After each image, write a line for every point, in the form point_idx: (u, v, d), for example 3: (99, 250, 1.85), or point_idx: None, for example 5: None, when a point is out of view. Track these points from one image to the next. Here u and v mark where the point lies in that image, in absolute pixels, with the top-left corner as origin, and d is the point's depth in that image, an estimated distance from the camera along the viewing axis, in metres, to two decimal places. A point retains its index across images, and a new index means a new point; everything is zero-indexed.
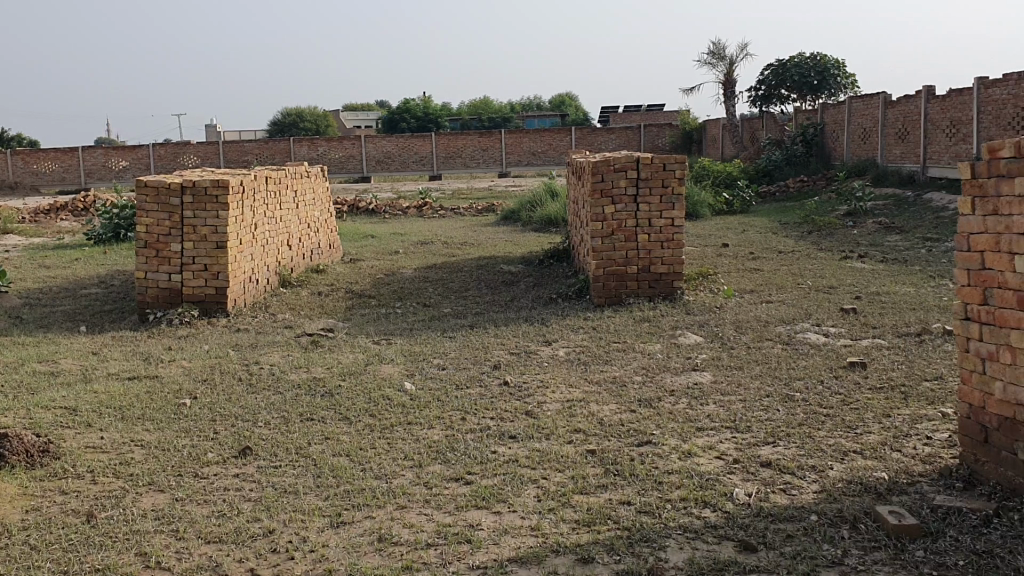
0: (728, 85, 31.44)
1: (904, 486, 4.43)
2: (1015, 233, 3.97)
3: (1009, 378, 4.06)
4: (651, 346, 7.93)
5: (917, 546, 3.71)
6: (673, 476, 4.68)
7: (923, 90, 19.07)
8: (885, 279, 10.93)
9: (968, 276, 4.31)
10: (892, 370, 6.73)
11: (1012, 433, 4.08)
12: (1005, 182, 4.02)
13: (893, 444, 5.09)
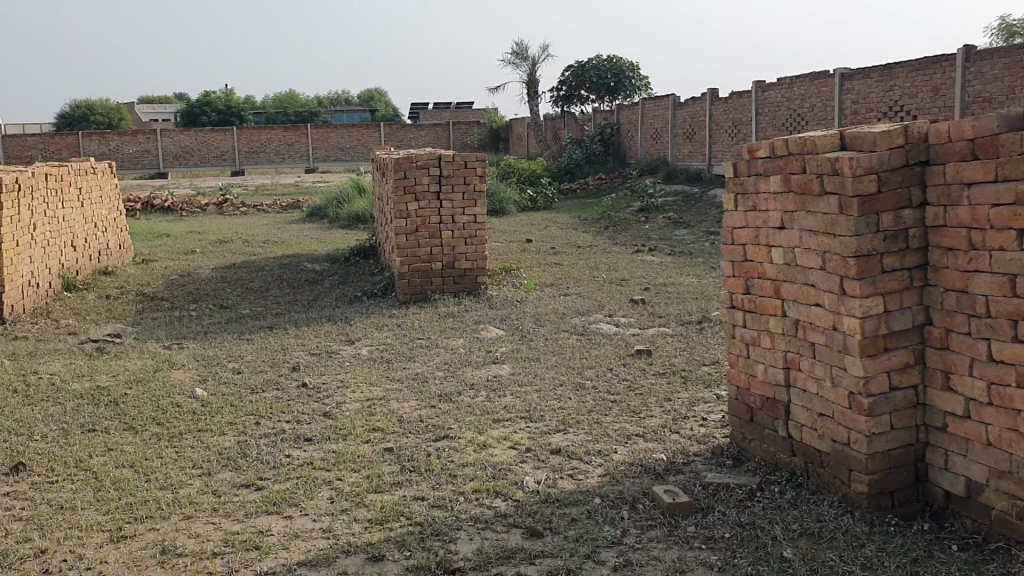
0: (531, 85, 32.19)
1: (680, 466, 4.72)
2: (771, 227, 4.32)
3: (768, 361, 4.44)
4: (453, 341, 8.03)
5: (688, 521, 3.96)
6: (467, 468, 4.77)
7: (708, 92, 20.24)
8: (672, 271, 11.57)
9: (732, 267, 4.67)
10: (675, 357, 7.14)
11: (773, 411, 4.46)
12: (762, 180, 4.36)
13: (672, 427, 5.40)
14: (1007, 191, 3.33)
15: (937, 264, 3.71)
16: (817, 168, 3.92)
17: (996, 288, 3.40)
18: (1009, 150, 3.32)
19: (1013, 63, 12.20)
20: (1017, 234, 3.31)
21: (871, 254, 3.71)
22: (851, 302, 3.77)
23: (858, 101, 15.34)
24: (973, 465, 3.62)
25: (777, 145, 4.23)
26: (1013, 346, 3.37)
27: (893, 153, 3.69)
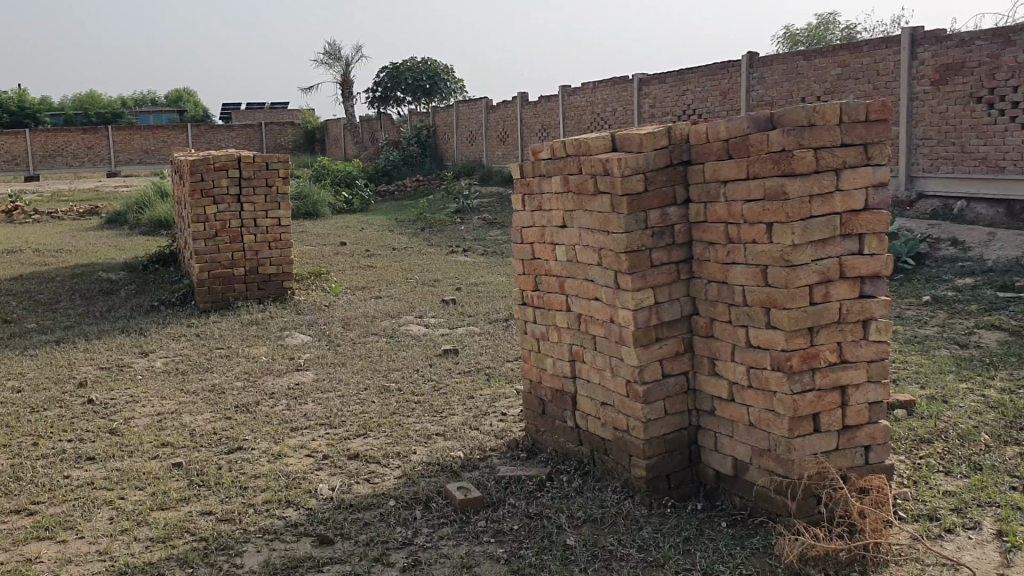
0: (345, 86, 31.77)
1: (476, 462, 4.78)
2: (554, 226, 4.45)
3: (556, 355, 4.57)
4: (256, 349, 7.81)
5: (479, 517, 4.03)
6: (259, 480, 4.64)
7: (518, 96, 20.64)
8: (483, 271, 11.72)
9: (521, 265, 4.78)
10: (481, 355, 7.23)
11: (562, 403, 4.60)
12: (544, 181, 4.48)
13: (472, 424, 5.47)
14: (756, 188, 3.56)
15: (701, 258, 3.93)
16: (591, 168, 4.07)
17: (751, 278, 3.64)
18: (758, 149, 3.55)
19: (790, 68, 13.23)
20: (766, 227, 3.54)
21: (640, 250, 3.89)
22: (625, 295, 3.94)
23: (656, 105, 16.11)
24: (738, 445, 3.86)
25: (556, 146, 4.36)
26: (766, 331, 3.60)
27: (658, 154, 3.88)
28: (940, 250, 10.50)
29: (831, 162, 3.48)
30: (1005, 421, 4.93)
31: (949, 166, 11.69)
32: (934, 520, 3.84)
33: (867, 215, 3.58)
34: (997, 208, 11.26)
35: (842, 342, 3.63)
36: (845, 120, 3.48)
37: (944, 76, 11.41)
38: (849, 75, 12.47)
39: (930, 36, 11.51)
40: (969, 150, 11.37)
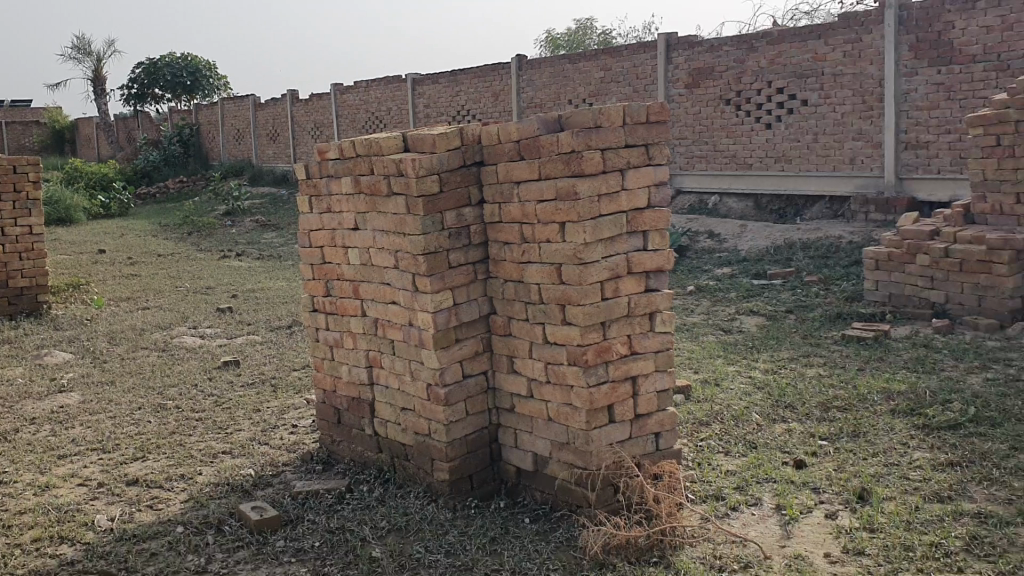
0: (97, 82, 29.66)
1: (269, 478, 4.57)
2: (345, 229, 4.33)
3: (351, 361, 4.46)
4: (8, 372, 7.07)
5: (277, 536, 3.85)
6: (24, 516, 4.20)
7: (287, 93, 20.07)
8: (260, 275, 11.29)
9: (310, 270, 4.62)
10: (264, 365, 6.95)
11: (359, 410, 4.50)
12: (333, 182, 4.35)
13: (261, 438, 5.23)
14: (548, 188, 3.62)
15: (496, 257, 3.95)
16: (383, 169, 3.99)
17: (546, 276, 3.69)
18: (549, 150, 3.61)
19: (557, 71, 13.72)
20: (559, 226, 3.60)
21: (437, 252, 3.85)
22: (422, 298, 3.89)
23: (430, 105, 16.18)
24: (538, 441, 3.92)
25: (345, 147, 4.24)
26: (563, 328, 3.67)
27: (450, 154, 3.87)
28: (700, 242, 11.20)
29: (617, 162, 3.60)
30: (772, 400, 5.31)
31: (704, 164, 12.50)
32: (720, 499, 4.07)
33: (651, 212, 3.73)
34: (746, 203, 12.18)
35: (632, 336, 3.76)
36: (628, 122, 3.61)
37: (697, 80, 12.19)
38: (612, 78, 13.04)
39: (683, 42, 12.24)
40: (721, 149, 12.21)
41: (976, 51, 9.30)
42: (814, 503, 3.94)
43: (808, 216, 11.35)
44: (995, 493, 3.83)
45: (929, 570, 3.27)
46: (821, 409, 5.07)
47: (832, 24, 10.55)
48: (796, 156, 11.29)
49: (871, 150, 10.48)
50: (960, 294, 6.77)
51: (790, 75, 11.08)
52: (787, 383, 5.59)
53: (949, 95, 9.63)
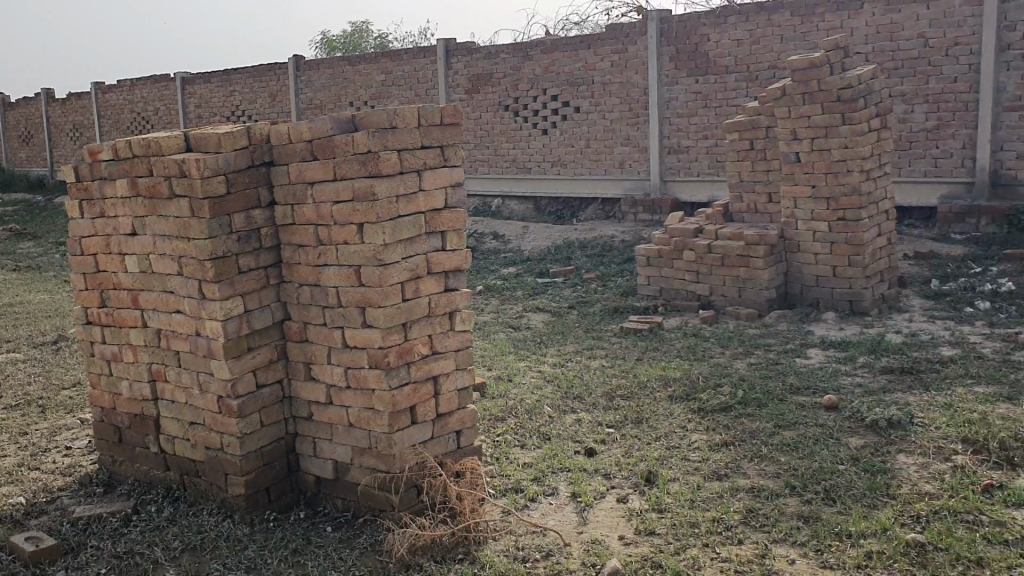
0: None
1: (43, 505, 4.22)
2: (122, 235, 4.08)
3: (133, 376, 4.21)
4: None
5: (57, 567, 3.57)
6: None
7: (41, 92, 18.61)
8: (18, 288, 10.40)
9: (83, 280, 4.31)
10: (28, 384, 6.41)
11: (142, 427, 4.25)
12: (107, 185, 4.09)
13: (30, 463, 4.82)
14: (344, 189, 3.57)
15: (289, 261, 3.86)
16: (164, 170, 3.79)
17: (343, 279, 3.64)
18: (343, 150, 3.57)
19: (337, 72, 13.57)
20: (357, 228, 3.57)
21: (226, 256, 3.71)
22: (212, 305, 3.74)
23: (202, 106, 15.52)
24: (338, 447, 3.86)
25: (119, 146, 3.99)
26: (362, 331, 3.63)
27: (238, 155, 3.73)
28: (485, 243, 11.40)
29: (412, 162, 3.61)
30: (561, 392, 5.49)
31: (486, 167, 12.76)
32: (518, 492, 4.16)
33: (447, 213, 3.77)
34: (527, 205, 12.53)
35: (433, 335, 3.78)
36: (422, 122, 3.64)
37: (476, 84, 12.41)
38: (392, 82, 13.04)
39: (461, 47, 12.43)
40: (501, 152, 12.50)
41: (729, 63, 10.01)
42: (606, 489, 4.12)
43: (583, 216, 11.81)
44: (766, 468, 4.15)
45: (714, 543, 3.50)
46: (607, 399, 5.31)
47: (601, 34, 11.05)
48: (571, 159, 11.74)
49: (639, 154, 11.07)
50: (724, 287, 7.28)
51: (564, 82, 11.50)
52: (574, 376, 5.80)
53: (707, 103, 10.33)
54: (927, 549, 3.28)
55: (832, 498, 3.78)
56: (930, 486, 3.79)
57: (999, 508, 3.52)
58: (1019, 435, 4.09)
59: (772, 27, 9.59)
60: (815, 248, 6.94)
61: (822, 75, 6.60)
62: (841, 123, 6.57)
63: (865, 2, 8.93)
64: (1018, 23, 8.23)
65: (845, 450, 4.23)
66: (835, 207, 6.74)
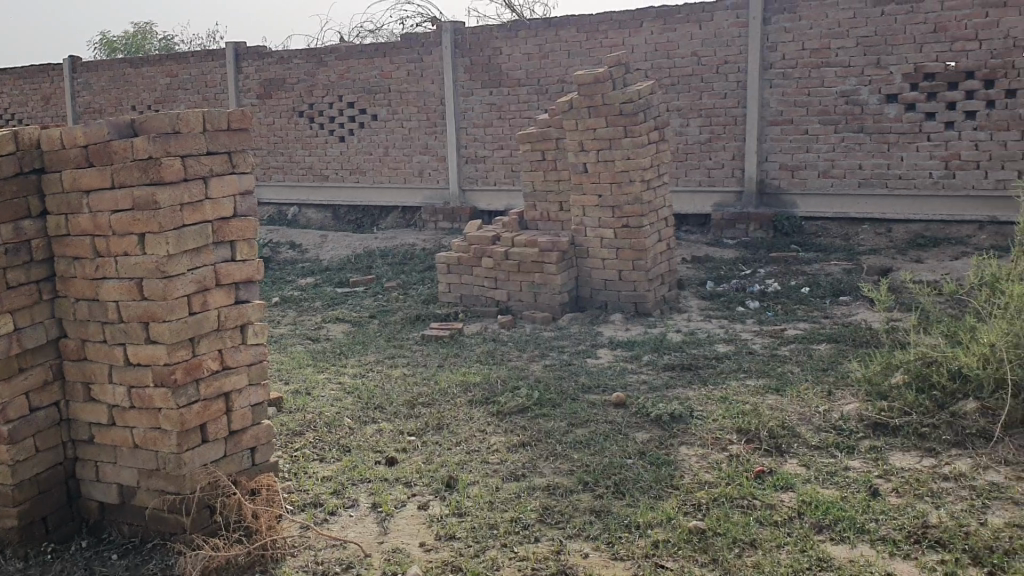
0: None
1: None
2: None
3: None
4: None
5: None
6: None
7: None
8: None
9: None
10: None
11: None
12: None
13: None
14: (123, 198, 3.41)
15: (65, 275, 3.62)
16: None
17: (125, 293, 3.47)
18: (122, 156, 3.41)
19: (117, 74, 12.91)
20: (138, 238, 3.41)
21: None
22: None
23: None
24: (123, 470, 3.67)
25: None
26: (147, 347, 3.46)
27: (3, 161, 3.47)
28: (281, 253, 11.11)
29: (198, 169, 3.50)
30: (361, 403, 5.45)
31: (281, 175, 12.48)
32: (317, 506, 4.10)
33: (236, 222, 3.66)
34: (325, 213, 12.35)
35: (223, 350, 3.66)
36: (207, 128, 3.54)
37: (268, 90, 12.12)
38: (178, 85, 12.55)
39: (252, 52, 12.10)
40: (296, 160, 12.26)
41: (521, 76, 10.27)
42: (407, 496, 4.13)
43: (383, 224, 11.77)
44: (560, 467, 4.29)
45: (512, 543, 3.59)
46: (407, 407, 5.31)
47: (396, 44, 11.08)
48: (369, 167, 11.67)
49: (436, 163, 11.15)
50: (520, 293, 7.46)
51: (360, 90, 11.43)
52: (374, 386, 5.76)
53: (500, 114, 10.55)
54: (707, 534, 3.50)
55: (622, 492, 3.96)
56: (709, 475, 4.04)
57: (769, 491, 3.81)
58: (785, 423, 4.44)
59: (560, 42, 9.93)
60: (603, 254, 7.24)
61: (606, 90, 6.90)
62: (624, 136, 6.90)
63: (645, 21, 9.43)
64: (777, 45, 8.91)
65: (632, 445, 4.45)
66: (620, 215, 7.06)
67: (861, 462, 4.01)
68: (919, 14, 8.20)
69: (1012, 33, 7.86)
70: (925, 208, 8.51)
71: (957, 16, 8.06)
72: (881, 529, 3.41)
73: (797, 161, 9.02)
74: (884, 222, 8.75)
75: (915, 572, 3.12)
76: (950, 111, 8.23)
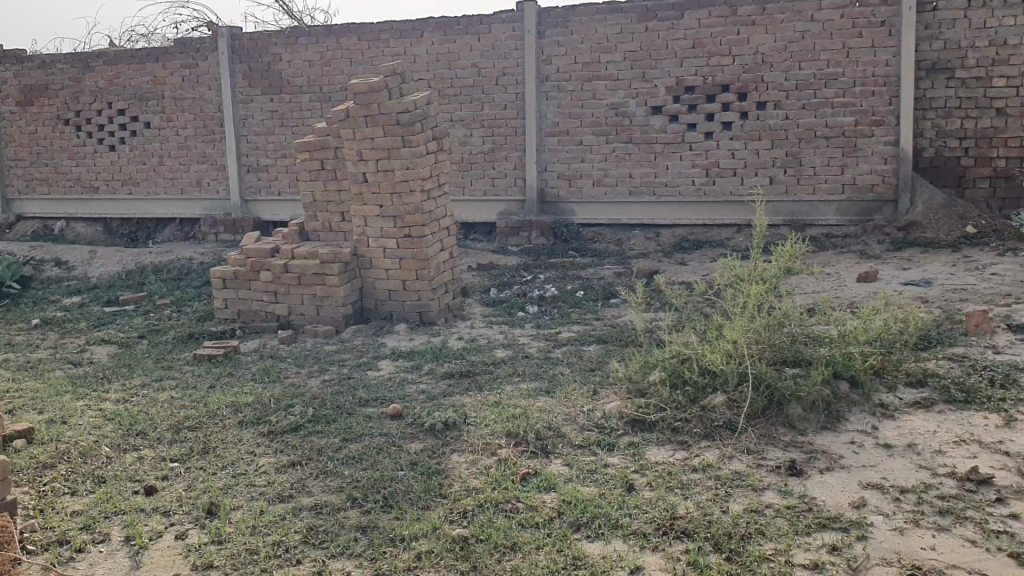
0: None
1: None
2: None
3: None
4: None
5: None
6: None
7: None
8: None
9: None
10: None
11: None
12: None
13: None
14: None
15: None
16: None
17: None
18: None
19: None
20: None
21: None
22: None
23: None
24: None
25: None
26: None
27: None
28: (44, 271, 10.34)
29: None
30: (122, 430, 5.12)
31: (46, 187, 11.66)
32: (63, 543, 3.81)
33: None
34: (96, 227, 11.62)
35: None
36: None
37: (30, 97, 11.43)
38: None
39: (10, 56, 11.37)
40: (63, 171, 11.52)
41: (302, 83, 10.05)
42: (164, 526, 3.91)
43: (161, 238, 11.20)
44: (329, 484, 4.20)
45: (272, 568, 3.48)
46: (172, 432, 5.04)
47: (169, 49, 10.60)
48: (143, 178, 11.09)
49: (216, 173, 10.72)
50: (301, 306, 7.28)
51: (131, 96, 10.86)
52: (138, 411, 5.44)
53: (282, 122, 10.26)
54: (470, 542, 3.53)
55: (390, 505, 3.92)
56: (476, 481, 4.08)
57: (533, 493, 3.89)
58: (552, 425, 4.56)
59: (341, 50, 9.81)
60: (384, 264, 7.18)
61: (382, 99, 6.86)
62: (402, 145, 6.89)
63: (425, 31, 9.48)
64: (552, 58, 9.17)
65: (404, 456, 4.42)
66: (401, 225, 7.03)
67: (620, 458, 4.17)
68: (679, 30, 8.69)
69: (761, 50, 8.48)
70: (689, 213, 9.03)
71: (713, 33, 8.59)
72: (633, 524, 3.55)
73: (574, 170, 9.32)
74: (655, 227, 9.19)
75: (663, 563, 3.26)
76: (709, 122, 8.76)
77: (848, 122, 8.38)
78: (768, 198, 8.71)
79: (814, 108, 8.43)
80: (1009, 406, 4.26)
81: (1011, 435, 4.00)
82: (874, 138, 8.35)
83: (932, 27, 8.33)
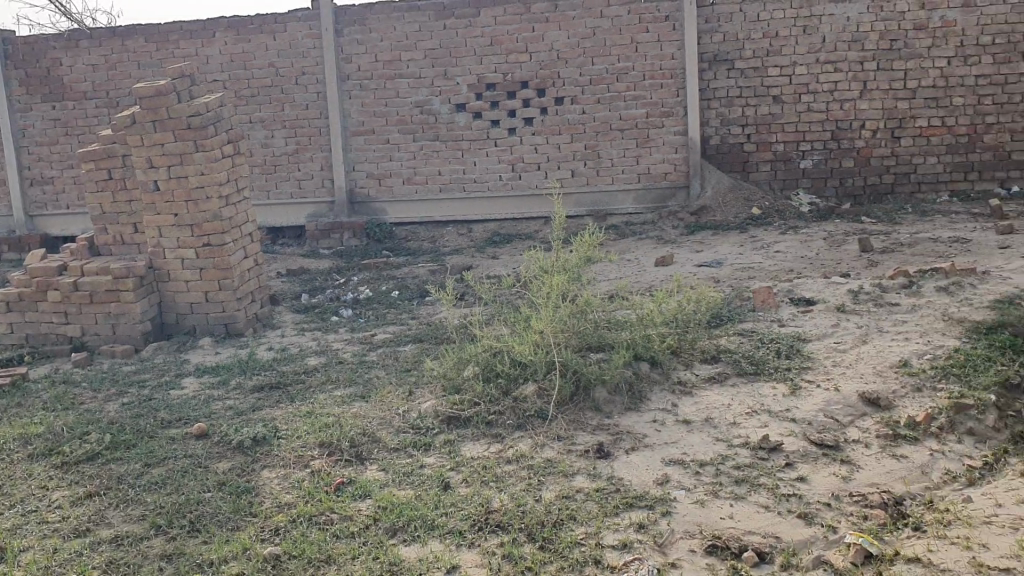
0: None
1: None
2: None
3: None
4: None
5: None
6: None
7: None
8: None
9: None
10: None
11: None
12: None
13: None
14: None
15: None
16: None
17: None
18: None
19: None
20: None
21: None
22: None
23: None
24: None
25: None
26: None
27: None
28: None
29: None
30: None
31: None
32: None
33: None
34: None
35: None
36: None
37: None
38: None
39: None
40: None
41: (86, 88, 9.46)
42: None
43: None
44: (131, 513, 3.97)
45: None
46: None
47: None
48: None
49: None
50: (95, 325, 6.85)
51: None
52: None
53: (66, 130, 9.61)
54: (282, 559, 3.43)
55: (197, 529, 3.75)
56: (288, 496, 3.97)
57: (347, 502, 3.82)
58: (367, 430, 4.50)
59: (127, 52, 9.31)
60: (183, 276, 6.86)
61: (171, 102, 6.57)
62: (195, 150, 6.62)
63: (217, 31, 9.14)
64: (351, 57, 9.05)
65: (211, 476, 4.24)
66: (199, 233, 6.75)
67: (435, 458, 4.16)
68: (476, 28, 8.77)
69: (555, 46, 8.69)
70: (496, 206, 9.14)
71: (509, 30, 8.73)
72: (448, 523, 3.55)
73: (382, 170, 9.24)
74: (466, 223, 9.25)
75: (478, 559, 3.28)
76: (511, 118, 8.89)
77: (641, 113, 8.72)
78: (563, 189, 8.92)
79: (608, 101, 8.72)
80: (794, 375, 4.56)
81: (796, 402, 4.28)
82: (665, 128, 8.74)
83: (712, 20, 8.80)
